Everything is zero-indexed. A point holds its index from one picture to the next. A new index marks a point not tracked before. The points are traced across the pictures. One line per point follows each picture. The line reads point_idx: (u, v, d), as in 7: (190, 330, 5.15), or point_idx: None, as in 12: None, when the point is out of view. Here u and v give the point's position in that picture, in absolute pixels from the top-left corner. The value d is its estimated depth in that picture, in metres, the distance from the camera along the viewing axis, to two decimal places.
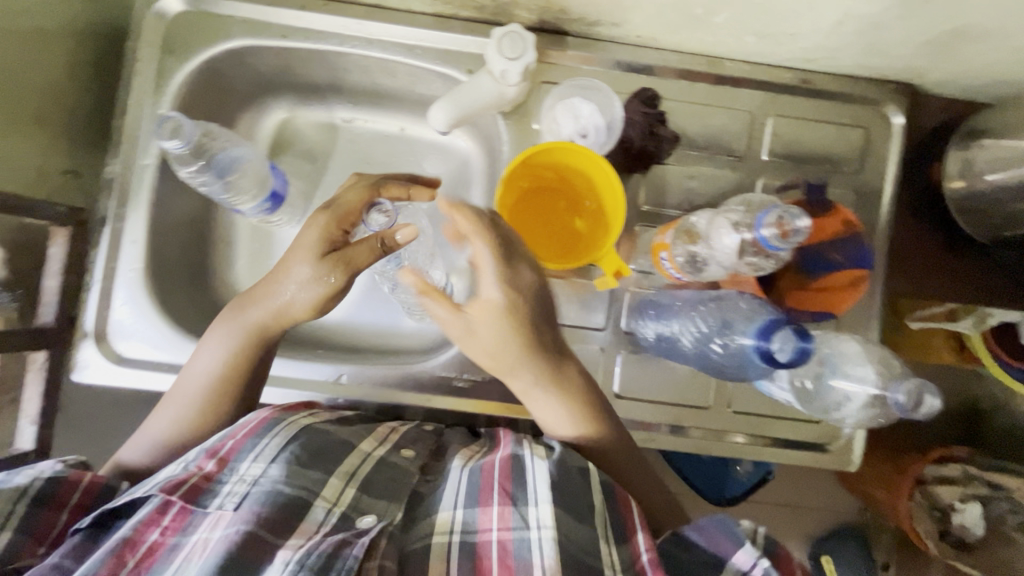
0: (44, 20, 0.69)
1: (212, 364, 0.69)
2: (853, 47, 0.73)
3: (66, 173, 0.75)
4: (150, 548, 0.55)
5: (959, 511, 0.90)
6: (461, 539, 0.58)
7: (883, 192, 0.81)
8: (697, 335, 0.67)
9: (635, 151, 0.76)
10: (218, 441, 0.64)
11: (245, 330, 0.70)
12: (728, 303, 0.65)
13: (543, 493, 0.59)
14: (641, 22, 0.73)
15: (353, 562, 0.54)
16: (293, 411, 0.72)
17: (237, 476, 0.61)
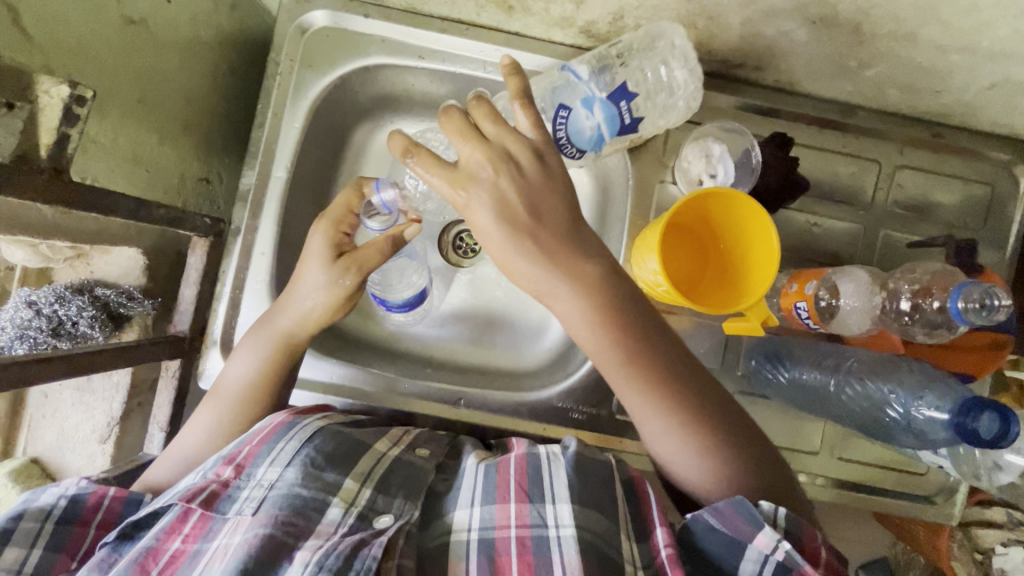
0: (198, 31, 0.69)
1: (245, 371, 0.69)
2: (998, 107, 0.73)
3: (200, 181, 0.76)
4: (172, 556, 0.57)
5: (1000, 554, 0.98)
6: (479, 535, 0.60)
7: (1008, 250, 0.81)
8: (861, 394, 0.65)
9: (768, 196, 0.75)
10: (235, 447, 0.62)
11: (266, 356, 0.69)
12: (896, 368, 0.64)
13: (561, 493, 0.60)
14: (785, 69, 0.74)
15: (373, 562, 0.54)
16: (308, 413, 0.69)
17: (254, 481, 0.60)
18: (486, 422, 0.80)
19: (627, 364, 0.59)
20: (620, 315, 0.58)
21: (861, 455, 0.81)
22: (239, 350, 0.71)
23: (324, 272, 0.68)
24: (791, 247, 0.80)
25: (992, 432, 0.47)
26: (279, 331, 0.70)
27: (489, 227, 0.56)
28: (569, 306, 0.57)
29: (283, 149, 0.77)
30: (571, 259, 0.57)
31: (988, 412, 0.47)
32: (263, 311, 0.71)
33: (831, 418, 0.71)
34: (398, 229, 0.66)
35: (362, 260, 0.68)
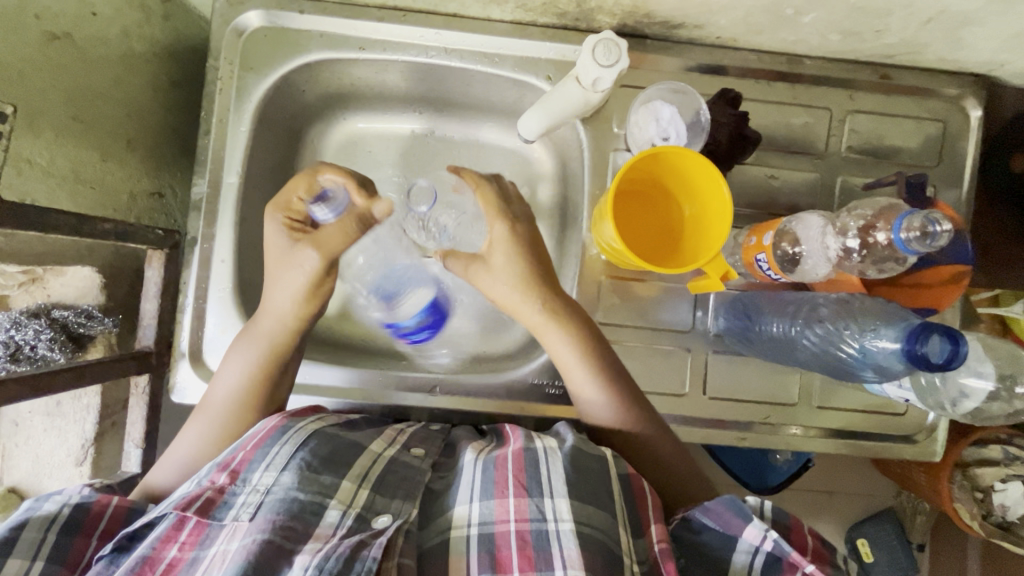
0: (131, 42, 0.68)
1: (236, 380, 0.70)
2: (940, 42, 0.73)
3: (152, 196, 0.75)
4: (169, 564, 0.55)
5: (1000, 491, 1.01)
6: (478, 531, 0.59)
7: (963, 186, 0.81)
8: (823, 337, 0.64)
9: (722, 153, 0.75)
10: (229, 454, 0.63)
11: (255, 359, 0.70)
12: (851, 304, 0.63)
13: (559, 488, 0.60)
14: (725, 24, 0.74)
15: (373, 563, 0.53)
16: (301, 416, 0.69)
17: (250, 486, 0.59)
18: (464, 407, 0.80)
19: (608, 386, 0.72)
20: (600, 355, 0.73)
21: (841, 402, 0.81)
22: (226, 359, 0.71)
23: (276, 224, 0.73)
24: (751, 203, 0.80)
25: (942, 355, 0.46)
26: (267, 333, 0.72)
27: (512, 263, 0.74)
28: (558, 342, 0.73)
29: (232, 155, 0.76)
30: (560, 308, 0.73)
31: (935, 335, 0.46)
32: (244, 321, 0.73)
33: (808, 366, 0.70)
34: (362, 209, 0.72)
35: (322, 238, 0.72)
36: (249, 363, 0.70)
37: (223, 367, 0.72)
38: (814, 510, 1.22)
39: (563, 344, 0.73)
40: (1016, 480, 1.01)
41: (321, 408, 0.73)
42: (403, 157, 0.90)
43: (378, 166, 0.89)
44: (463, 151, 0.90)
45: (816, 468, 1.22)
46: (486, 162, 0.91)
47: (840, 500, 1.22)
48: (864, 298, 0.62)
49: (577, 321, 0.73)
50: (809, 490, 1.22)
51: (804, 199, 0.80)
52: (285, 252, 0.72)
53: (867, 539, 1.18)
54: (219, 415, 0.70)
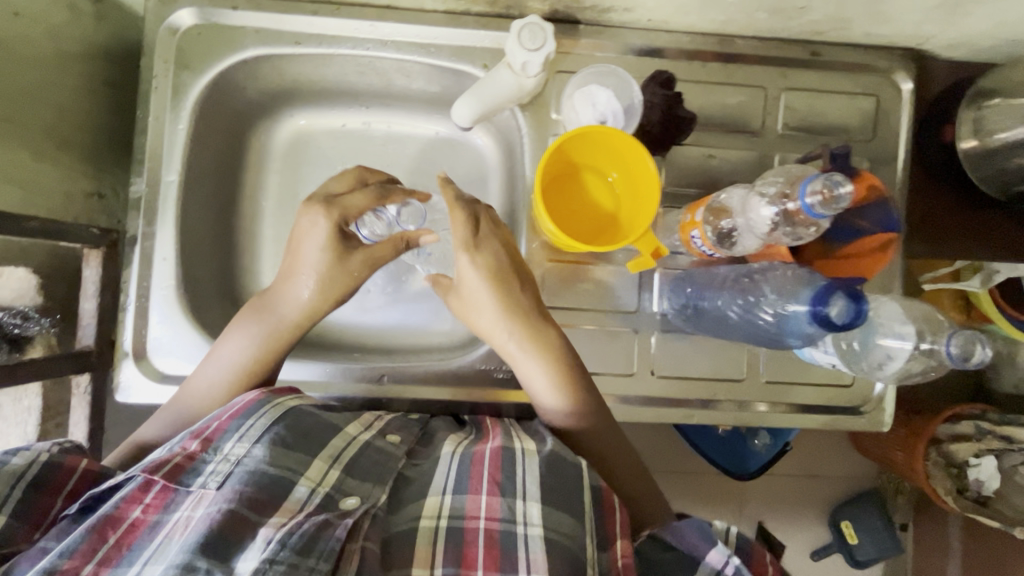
0: (60, 42, 0.69)
1: (243, 356, 0.72)
2: (863, 16, 0.74)
3: (91, 196, 0.75)
4: (131, 525, 0.55)
5: (974, 466, 1.02)
6: (449, 524, 0.59)
7: (899, 159, 0.82)
8: (744, 308, 0.64)
9: (656, 133, 0.77)
10: (203, 423, 0.63)
11: (260, 340, 0.73)
12: (769, 272, 0.62)
13: (532, 491, 0.61)
14: (652, 6, 0.75)
15: (337, 543, 0.54)
16: (280, 392, 0.68)
17: (221, 456, 0.60)
18: (415, 395, 0.81)
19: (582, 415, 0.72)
20: (571, 381, 0.72)
21: (789, 376, 0.82)
22: (229, 336, 0.73)
23: (325, 229, 0.73)
24: (690, 183, 0.81)
25: (844, 317, 0.47)
26: (281, 320, 0.75)
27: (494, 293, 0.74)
28: (533, 368, 0.73)
29: (170, 153, 0.77)
30: (538, 335, 0.73)
31: (842, 296, 0.47)
32: (253, 302, 0.75)
33: (737, 338, 0.70)
34: (410, 234, 0.76)
35: (345, 205, 0.74)
36: (257, 342, 0.72)
37: (223, 340, 0.73)
38: (793, 493, 1.23)
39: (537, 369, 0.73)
40: (990, 454, 1.01)
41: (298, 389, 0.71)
42: (349, 151, 0.90)
43: (327, 161, 0.90)
44: (410, 143, 0.91)
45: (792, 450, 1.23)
46: (433, 154, 0.91)
47: (819, 483, 1.23)
48: (782, 266, 0.61)
49: (548, 348, 0.73)
50: (788, 474, 1.23)
51: (742, 177, 0.81)
52: (324, 262, 0.74)
53: (851, 521, 1.19)
54: (202, 403, 0.70)
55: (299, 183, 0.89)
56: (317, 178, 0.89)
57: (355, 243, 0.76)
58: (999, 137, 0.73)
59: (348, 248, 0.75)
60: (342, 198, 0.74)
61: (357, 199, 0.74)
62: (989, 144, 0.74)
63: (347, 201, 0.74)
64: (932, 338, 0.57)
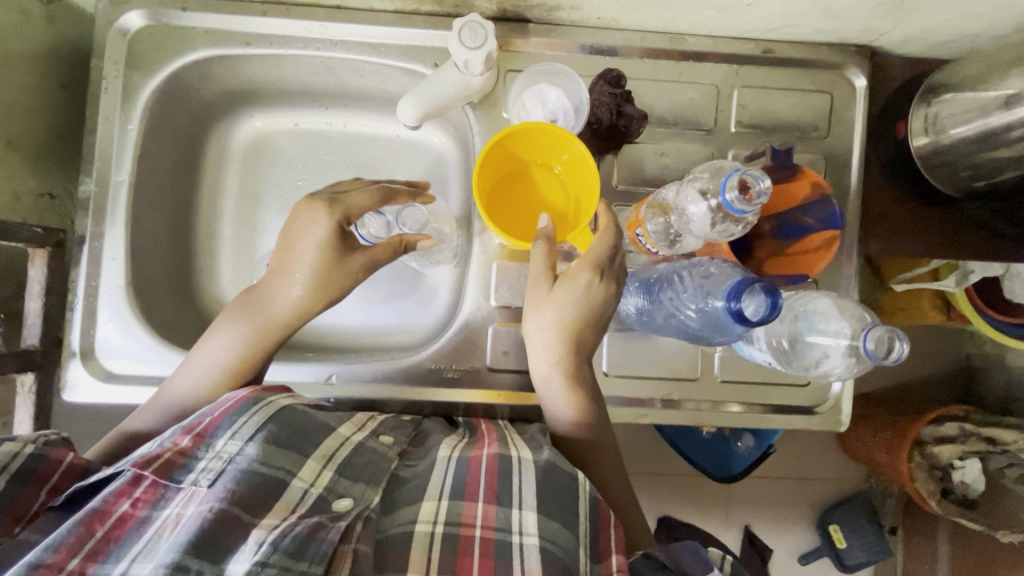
0: (4, 44, 0.69)
1: (229, 356, 0.72)
2: (810, 13, 0.73)
3: (40, 196, 0.76)
4: (120, 518, 0.54)
5: (959, 468, 1.00)
6: (444, 530, 0.59)
7: (852, 156, 0.82)
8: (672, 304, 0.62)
9: (603, 130, 0.76)
10: (195, 418, 0.63)
11: (246, 339, 0.73)
12: (698, 269, 0.60)
13: (529, 502, 0.61)
14: (599, 4, 0.74)
15: (329, 545, 0.52)
16: (273, 390, 0.69)
17: (213, 452, 0.60)
18: (369, 394, 0.81)
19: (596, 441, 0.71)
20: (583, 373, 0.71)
21: (747, 376, 0.81)
22: (215, 333, 0.73)
23: (321, 228, 0.71)
24: (644, 181, 0.81)
25: (759, 311, 0.46)
26: (266, 318, 0.74)
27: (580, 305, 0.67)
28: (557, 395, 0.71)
29: (120, 153, 0.77)
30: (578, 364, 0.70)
31: (756, 291, 0.46)
32: (241, 298, 0.74)
33: (672, 334, 0.68)
34: (408, 238, 0.73)
35: (346, 202, 0.71)
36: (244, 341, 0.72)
37: (208, 339, 0.73)
38: (783, 497, 1.21)
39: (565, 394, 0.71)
40: (974, 457, 1.00)
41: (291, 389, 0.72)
42: (306, 151, 0.90)
43: (286, 161, 0.90)
44: (368, 143, 0.91)
45: (779, 453, 1.21)
46: (391, 154, 0.92)
47: (809, 486, 1.21)
48: (709, 262, 0.59)
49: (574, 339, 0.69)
50: (774, 476, 1.21)
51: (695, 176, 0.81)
52: (314, 266, 0.72)
53: (839, 523, 1.18)
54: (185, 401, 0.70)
55: (258, 184, 0.90)
56: (275, 179, 0.90)
57: (352, 247, 0.73)
58: (952, 133, 0.71)
59: (345, 251, 0.72)
60: (343, 196, 0.72)
61: (363, 199, 0.72)
62: (943, 141, 0.72)
63: (349, 198, 0.72)
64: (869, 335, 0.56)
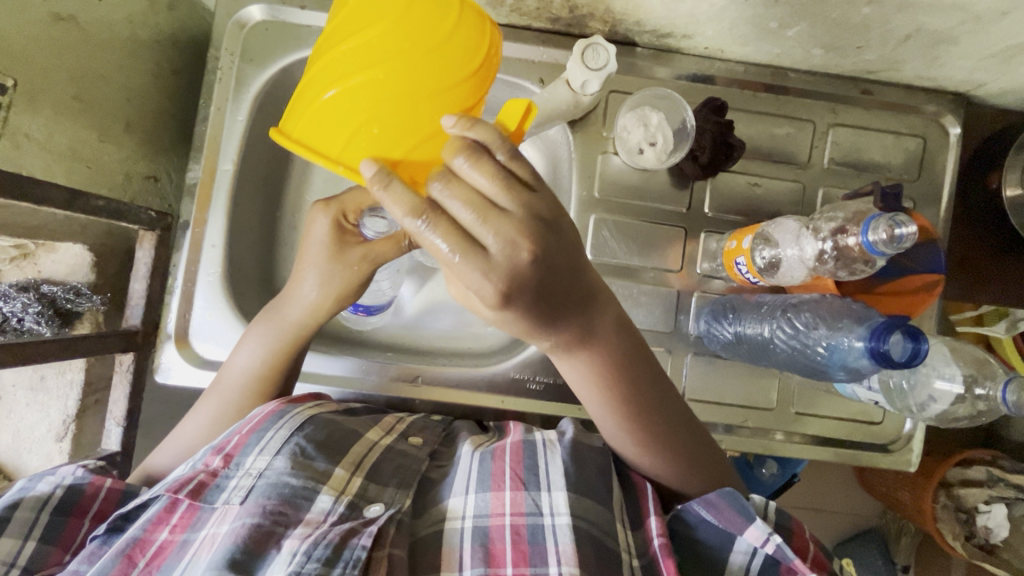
0: (134, 29, 0.71)
1: (250, 364, 0.71)
2: (917, 60, 0.75)
3: (147, 178, 0.77)
4: (160, 547, 0.58)
5: (984, 513, 1.00)
6: (473, 523, 0.60)
7: (941, 201, 0.84)
8: (794, 337, 0.66)
9: (705, 159, 0.77)
10: (225, 437, 0.64)
11: (272, 347, 0.72)
12: (822, 304, 0.64)
13: (557, 480, 0.62)
14: (711, 35, 0.76)
15: (361, 552, 0.55)
16: (299, 402, 0.70)
17: (243, 470, 0.61)
18: (446, 399, 0.81)
19: (632, 418, 0.61)
20: (607, 371, 0.58)
21: (817, 409, 0.83)
22: (243, 339, 0.73)
23: (326, 220, 0.68)
24: (733, 210, 0.83)
25: (905, 352, 0.48)
26: (288, 323, 0.72)
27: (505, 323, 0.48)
28: (573, 371, 0.58)
29: (228, 143, 0.78)
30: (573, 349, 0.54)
31: (899, 332, 0.48)
32: (267, 303, 0.73)
33: (779, 367, 0.73)
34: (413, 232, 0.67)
35: (348, 202, 0.70)
36: (265, 348, 0.71)
37: (241, 342, 0.74)
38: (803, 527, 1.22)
39: (580, 372, 0.58)
40: (1002, 501, 1.00)
41: (321, 397, 0.74)
42: None
43: None
44: None
45: (805, 483, 1.22)
46: None
47: (825, 517, 1.22)
48: (835, 300, 0.64)
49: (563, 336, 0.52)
50: (799, 506, 1.21)
51: (784, 210, 0.83)
52: (323, 258, 0.69)
53: (852, 557, 1.19)
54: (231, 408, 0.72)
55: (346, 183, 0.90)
56: None
57: (356, 239, 0.70)
58: None
59: (349, 244, 0.69)
60: (344, 193, 0.71)
61: (356, 193, 0.71)
62: None
63: (353, 196, 0.71)
64: (989, 384, 0.60)
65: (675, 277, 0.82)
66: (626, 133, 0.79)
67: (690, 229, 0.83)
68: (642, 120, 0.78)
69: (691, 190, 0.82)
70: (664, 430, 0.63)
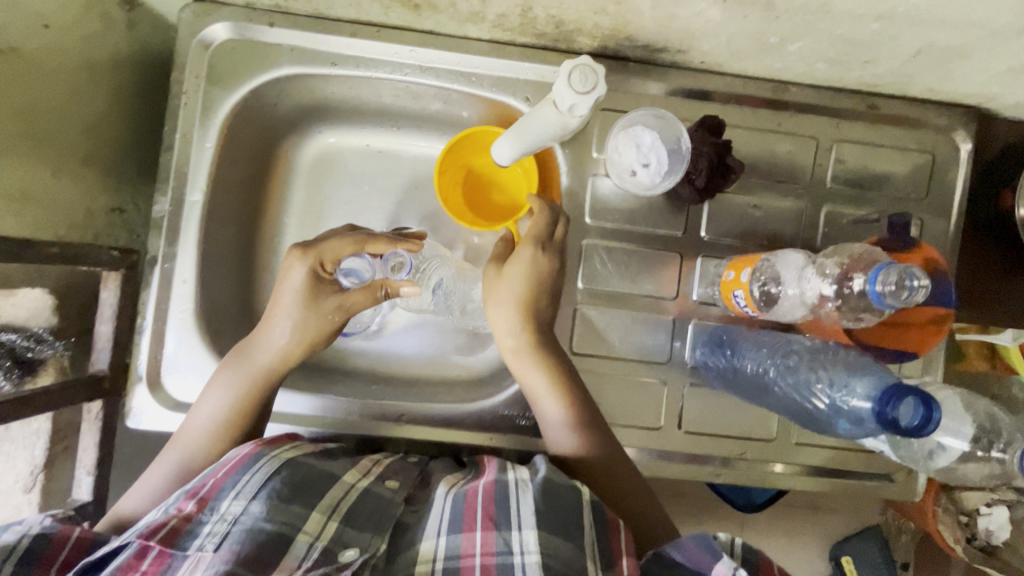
0: (89, 55, 0.66)
1: (218, 412, 0.69)
2: (928, 74, 0.70)
3: (112, 212, 0.73)
4: None
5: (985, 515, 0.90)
6: (443, 566, 0.58)
7: (950, 221, 0.79)
8: (795, 385, 0.65)
9: (700, 183, 0.74)
10: (198, 481, 0.61)
11: (240, 391, 0.70)
12: (824, 355, 0.63)
13: (527, 519, 0.59)
14: (707, 49, 0.71)
15: None
16: (276, 443, 0.67)
17: (217, 515, 0.58)
18: (433, 436, 0.78)
19: (584, 417, 0.71)
20: (564, 364, 0.72)
21: (819, 440, 0.80)
22: (210, 387, 0.71)
23: (303, 268, 0.70)
24: (731, 233, 0.79)
25: (914, 420, 0.45)
26: (258, 367, 0.71)
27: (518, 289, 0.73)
28: (535, 370, 0.72)
29: (196, 172, 0.74)
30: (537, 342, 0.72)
31: (910, 400, 0.46)
32: (232, 349, 0.72)
33: (775, 407, 0.71)
34: (391, 282, 0.71)
35: (327, 251, 0.70)
36: (233, 394, 0.69)
37: (206, 390, 0.71)
38: None
39: (539, 375, 0.72)
40: (1003, 504, 0.89)
41: (297, 436, 0.71)
42: (377, 171, 0.88)
43: (356, 180, 0.87)
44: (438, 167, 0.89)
45: None
46: None
47: None
48: (841, 350, 0.63)
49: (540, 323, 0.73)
50: None
51: (785, 232, 0.78)
52: (298, 306, 0.70)
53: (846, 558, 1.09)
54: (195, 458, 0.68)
55: (326, 205, 0.86)
56: (344, 198, 0.87)
57: (333, 288, 0.71)
58: None
59: (324, 292, 0.71)
60: (320, 241, 0.70)
61: (334, 243, 0.70)
62: None
63: (328, 245, 0.70)
64: (1005, 447, 0.57)
65: (671, 304, 0.78)
66: (619, 151, 0.74)
67: (685, 254, 0.79)
68: (633, 139, 0.74)
69: (687, 213, 0.78)
70: (609, 441, 0.71)
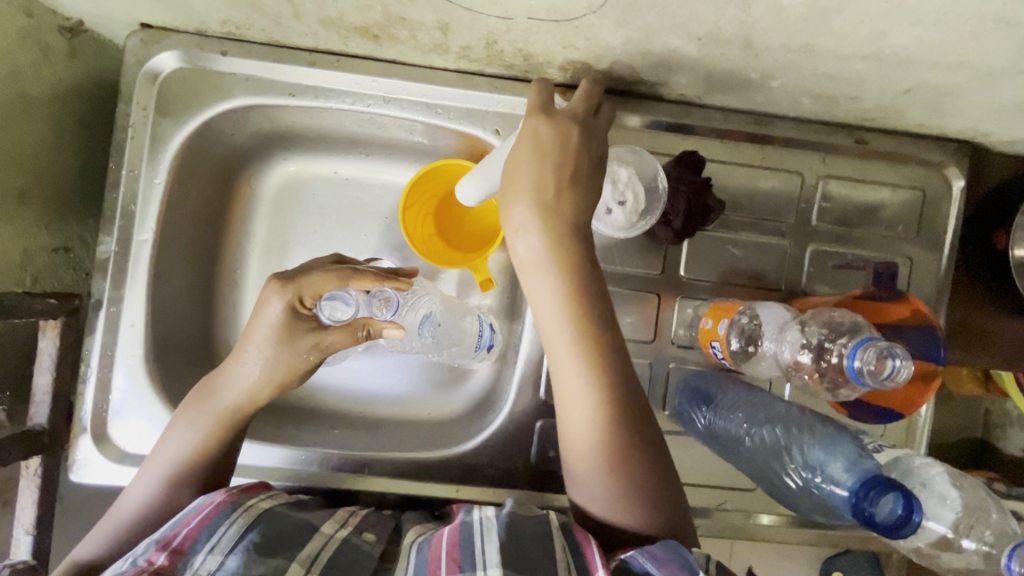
0: (23, 89, 0.62)
1: (183, 455, 0.63)
2: (919, 111, 0.66)
3: (54, 252, 0.69)
4: None
5: None
6: None
7: (940, 261, 0.76)
8: (772, 453, 0.62)
9: (677, 224, 0.70)
10: (170, 530, 0.53)
11: (205, 433, 0.64)
12: (806, 429, 0.61)
13: (492, 557, 0.51)
14: (686, 83, 0.67)
15: None
16: (251, 491, 0.60)
17: (190, 572, 0.49)
18: (398, 486, 0.75)
19: (607, 376, 0.57)
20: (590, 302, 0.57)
21: None
22: (171, 429, 0.65)
23: (280, 305, 0.63)
24: (711, 273, 0.75)
25: (892, 516, 0.46)
26: (224, 406, 0.65)
27: (544, 252, 0.55)
28: (549, 289, 0.56)
29: (145, 209, 0.70)
30: (559, 264, 0.56)
31: (890, 498, 0.47)
32: (198, 386, 0.66)
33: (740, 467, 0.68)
34: (374, 322, 0.63)
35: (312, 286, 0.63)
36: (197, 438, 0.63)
37: (169, 430, 0.65)
38: None
39: (556, 311, 0.56)
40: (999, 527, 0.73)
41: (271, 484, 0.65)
42: (341, 202, 0.83)
43: (321, 210, 0.82)
44: None
45: None
46: None
47: None
48: (823, 426, 0.61)
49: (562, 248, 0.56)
50: None
51: (767, 272, 0.75)
52: (271, 342, 0.64)
53: None
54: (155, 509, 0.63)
55: (289, 239, 0.82)
56: (306, 230, 0.82)
57: (309, 325, 0.64)
58: None
59: (300, 330, 0.64)
60: (302, 274, 0.64)
61: (316, 278, 0.63)
62: None
63: (308, 279, 0.63)
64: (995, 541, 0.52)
65: (647, 348, 0.75)
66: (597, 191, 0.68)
67: (663, 295, 0.75)
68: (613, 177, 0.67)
69: (664, 252, 0.74)
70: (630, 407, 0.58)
